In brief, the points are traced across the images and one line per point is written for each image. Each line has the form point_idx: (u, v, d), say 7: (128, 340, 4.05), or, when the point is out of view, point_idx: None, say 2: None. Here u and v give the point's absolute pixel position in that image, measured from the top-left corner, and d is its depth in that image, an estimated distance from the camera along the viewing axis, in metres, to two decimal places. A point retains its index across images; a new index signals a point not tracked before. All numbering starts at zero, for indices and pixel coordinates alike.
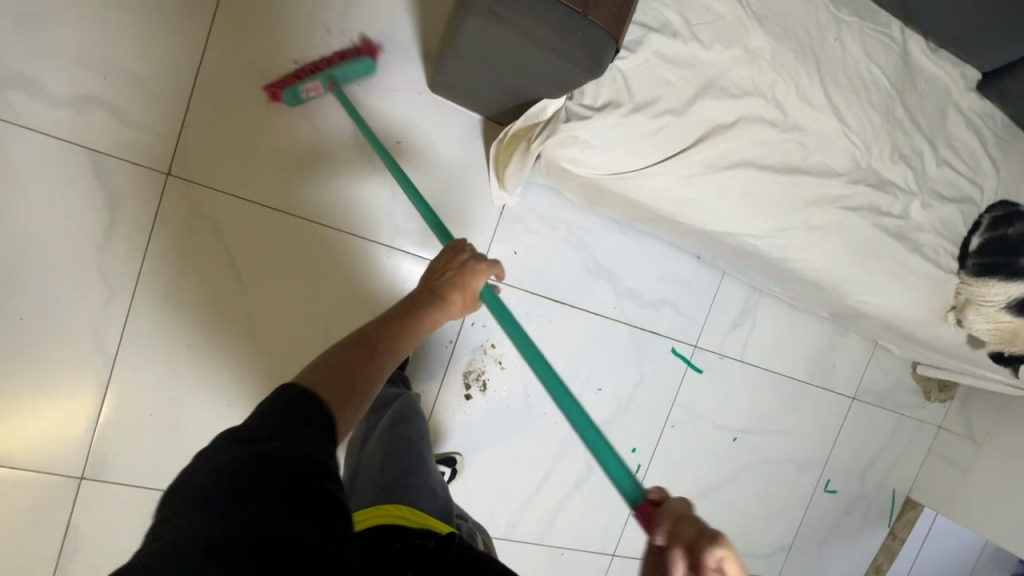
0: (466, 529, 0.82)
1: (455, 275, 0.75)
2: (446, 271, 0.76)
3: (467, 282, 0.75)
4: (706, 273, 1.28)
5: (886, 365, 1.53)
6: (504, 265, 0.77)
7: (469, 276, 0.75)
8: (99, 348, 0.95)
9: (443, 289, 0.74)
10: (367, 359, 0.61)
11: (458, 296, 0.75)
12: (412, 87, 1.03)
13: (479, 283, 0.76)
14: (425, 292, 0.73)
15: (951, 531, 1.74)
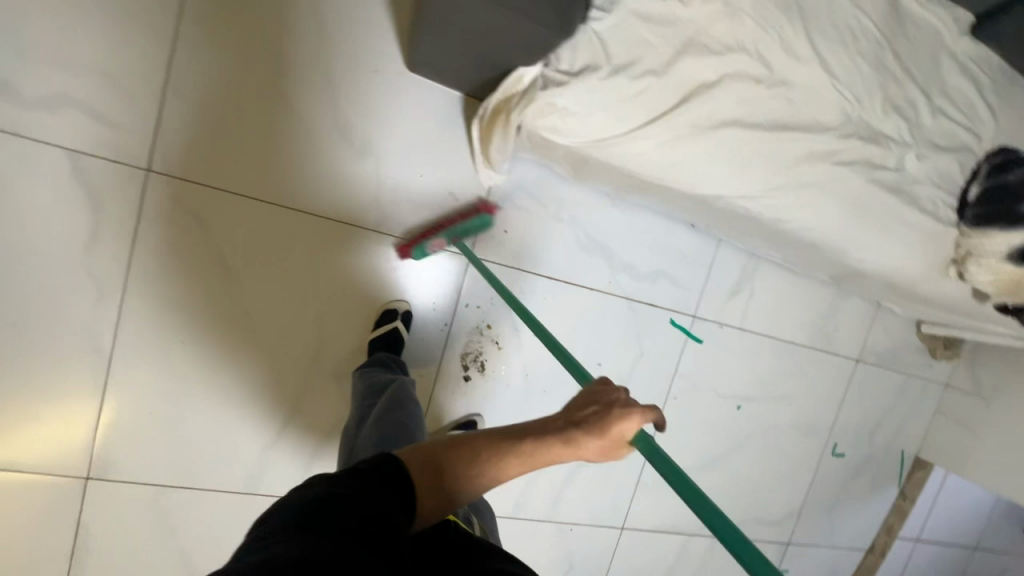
0: (466, 515, 0.82)
1: (602, 415, 0.60)
2: (597, 403, 0.62)
3: (620, 429, 0.59)
4: (702, 242, 1.26)
5: (890, 326, 1.51)
6: (666, 418, 0.60)
7: (619, 424, 0.59)
8: (93, 349, 0.95)
9: (585, 425, 0.60)
10: (472, 464, 0.59)
11: (603, 446, 0.60)
12: (388, 67, 1.00)
13: (633, 432, 0.60)
14: (565, 428, 0.60)
15: (961, 489, 1.74)
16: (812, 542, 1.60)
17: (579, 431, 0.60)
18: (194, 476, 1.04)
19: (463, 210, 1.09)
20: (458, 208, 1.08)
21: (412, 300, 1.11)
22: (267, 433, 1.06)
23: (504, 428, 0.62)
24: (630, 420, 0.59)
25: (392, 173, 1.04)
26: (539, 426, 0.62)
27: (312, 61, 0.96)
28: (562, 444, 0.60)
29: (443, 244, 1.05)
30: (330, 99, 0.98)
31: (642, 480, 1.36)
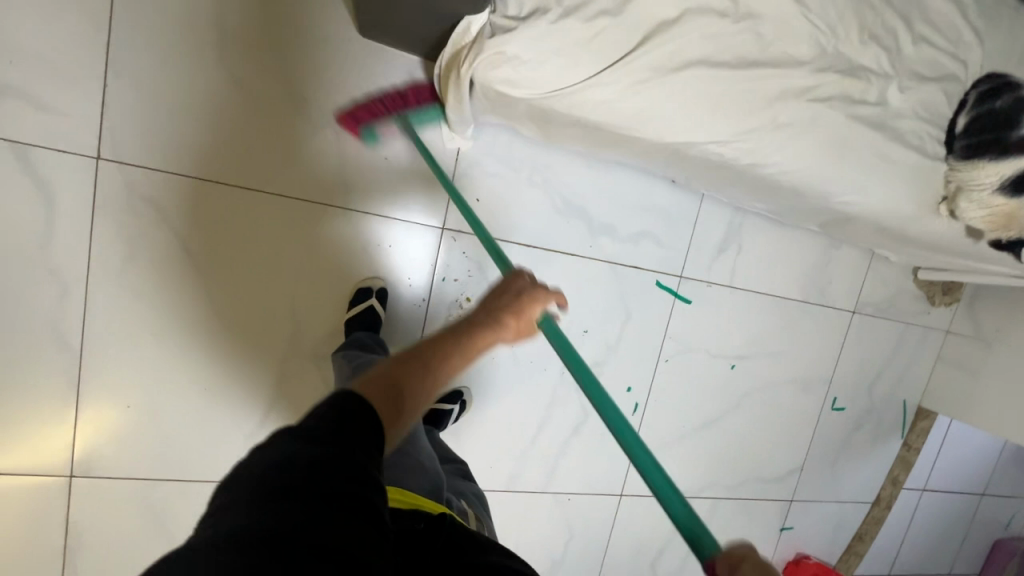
0: (458, 506, 0.80)
1: (517, 300, 0.68)
2: (509, 292, 0.69)
3: (531, 310, 0.68)
4: (684, 199, 1.22)
5: (886, 275, 1.47)
6: (567, 299, 0.72)
7: (530, 304, 0.68)
8: (63, 347, 0.93)
9: (506, 313, 0.66)
10: (424, 377, 0.57)
11: (521, 328, 0.68)
12: (340, 34, 0.96)
13: (541, 314, 0.69)
14: (488, 316, 0.66)
15: (966, 437, 1.71)
16: (816, 498, 1.59)
17: (502, 320, 0.66)
18: (179, 468, 1.03)
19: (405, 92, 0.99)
20: (402, 91, 0.98)
21: (387, 276, 1.08)
22: (251, 421, 1.05)
23: (439, 333, 0.63)
24: (541, 301, 0.69)
25: (355, 146, 1.00)
26: (466, 322, 0.65)
27: (259, 32, 0.92)
28: (494, 329, 0.65)
29: (395, 132, 1.01)
30: (282, 72, 0.94)
31: None
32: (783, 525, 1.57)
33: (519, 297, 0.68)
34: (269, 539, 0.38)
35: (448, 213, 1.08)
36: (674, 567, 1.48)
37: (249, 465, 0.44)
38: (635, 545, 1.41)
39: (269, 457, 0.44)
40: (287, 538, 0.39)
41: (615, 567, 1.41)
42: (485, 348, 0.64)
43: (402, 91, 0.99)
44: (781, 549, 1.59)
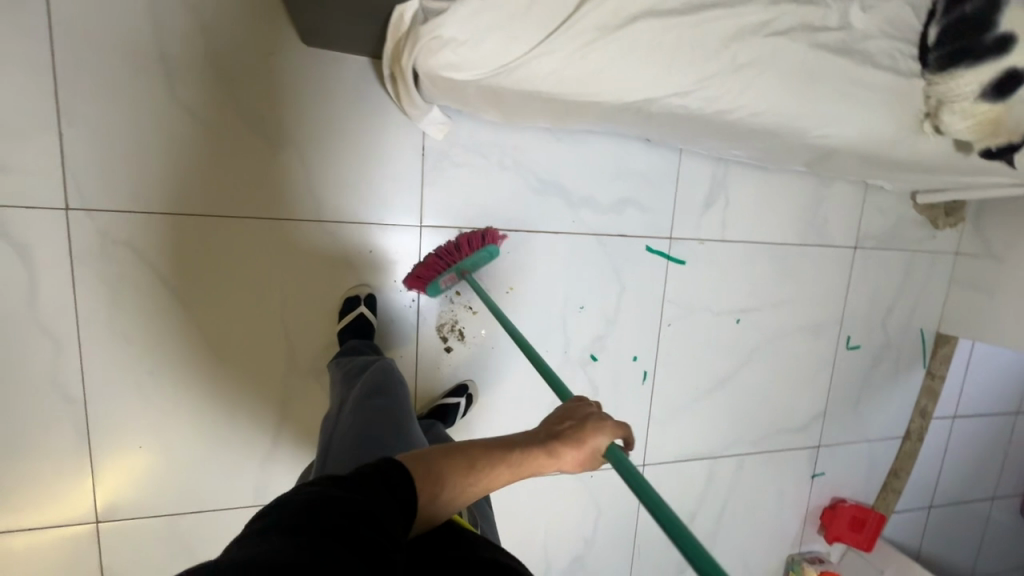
0: None
1: (578, 429, 0.67)
2: (574, 418, 0.70)
3: (593, 441, 0.66)
4: (662, 158, 1.19)
5: (883, 205, 1.43)
6: (633, 432, 0.69)
7: (592, 436, 0.66)
8: (67, 399, 0.94)
9: (564, 437, 0.67)
10: (463, 475, 0.63)
11: (581, 454, 0.66)
12: (283, 44, 0.93)
13: (605, 444, 0.67)
14: (546, 436, 0.67)
15: (992, 357, 1.67)
16: (844, 441, 1.56)
17: (559, 444, 0.66)
18: (200, 500, 1.04)
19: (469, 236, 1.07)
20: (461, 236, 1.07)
21: (373, 282, 1.07)
22: (261, 444, 1.06)
23: (495, 442, 0.67)
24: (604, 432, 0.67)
25: (318, 156, 0.98)
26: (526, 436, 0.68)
27: (201, 56, 0.89)
28: (548, 451, 0.66)
29: (454, 279, 1.05)
30: (231, 94, 0.92)
31: (653, 414, 1.33)
32: (814, 472, 1.55)
33: (581, 425, 0.68)
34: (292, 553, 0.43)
35: (424, 208, 1.06)
36: (708, 528, 1.47)
37: (289, 500, 0.51)
38: None
39: (311, 495, 0.52)
40: (307, 555, 0.44)
41: (648, 537, 1.40)
42: (539, 470, 0.66)
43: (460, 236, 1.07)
44: (815, 497, 1.57)
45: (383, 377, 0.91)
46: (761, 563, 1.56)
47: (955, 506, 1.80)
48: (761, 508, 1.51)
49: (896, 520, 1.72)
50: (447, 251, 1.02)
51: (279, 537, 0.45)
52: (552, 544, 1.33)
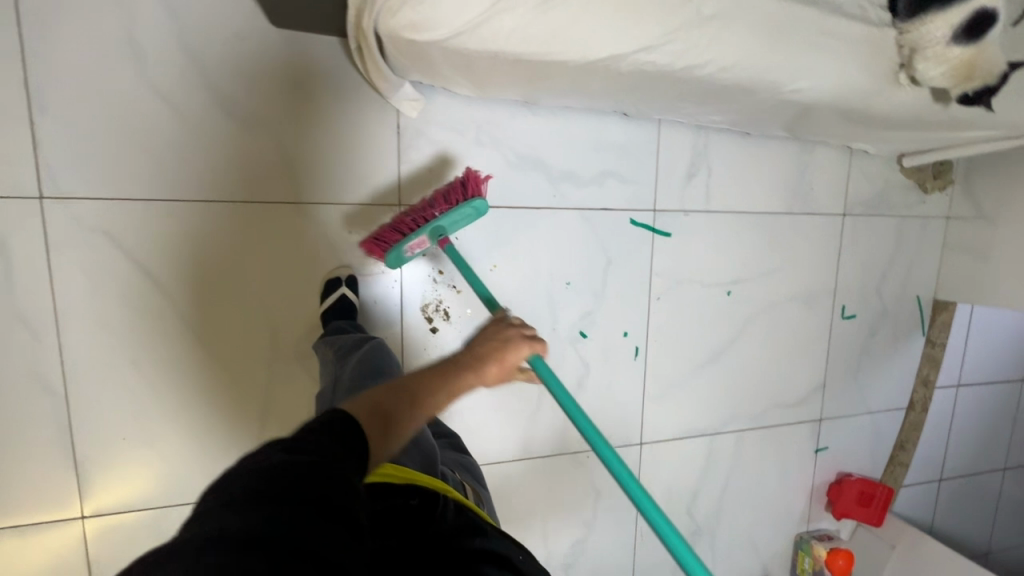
0: (453, 480, 0.84)
1: (500, 347, 0.81)
2: (494, 339, 0.82)
3: (514, 354, 0.81)
4: (641, 130, 1.19)
5: (870, 170, 1.41)
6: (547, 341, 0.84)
7: (512, 351, 0.81)
8: (48, 391, 0.93)
9: (489, 355, 0.79)
10: (410, 404, 0.67)
11: (503, 364, 0.80)
12: (253, 27, 0.93)
13: (523, 355, 0.82)
14: (471, 358, 0.78)
15: (993, 323, 1.64)
16: (845, 413, 1.54)
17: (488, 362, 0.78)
18: (187, 492, 1.03)
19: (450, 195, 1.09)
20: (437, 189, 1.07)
21: (355, 264, 1.06)
22: (248, 433, 1.05)
23: (428, 367, 0.74)
24: (522, 347, 0.82)
25: (293, 137, 0.98)
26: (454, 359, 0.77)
27: (170, 40, 0.90)
28: (479, 369, 0.77)
29: (423, 242, 1.01)
30: (202, 78, 0.92)
31: (648, 391, 1.31)
32: (817, 446, 1.52)
33: (501, 344, 0.81)
34: (247, 535, 0.42)
35: (403, 187, 1.05)
36: (712, 508, 1.44)
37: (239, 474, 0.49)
38: (666, 492, 1.38)
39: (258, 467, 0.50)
40: (264, 534, 0.43)
41: None
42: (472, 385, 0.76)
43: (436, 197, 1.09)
44: (820, 472, 1.54)
45: (378, 359, 0.93)
46: (769, 543, 1.52)
47: (966, 478, 1.76)
48: (765, 485, 1.48)
49: (905, 494, 1.68)
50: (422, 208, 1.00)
51: (233, 514, 0.44)
52: (553, 529, 1.30)
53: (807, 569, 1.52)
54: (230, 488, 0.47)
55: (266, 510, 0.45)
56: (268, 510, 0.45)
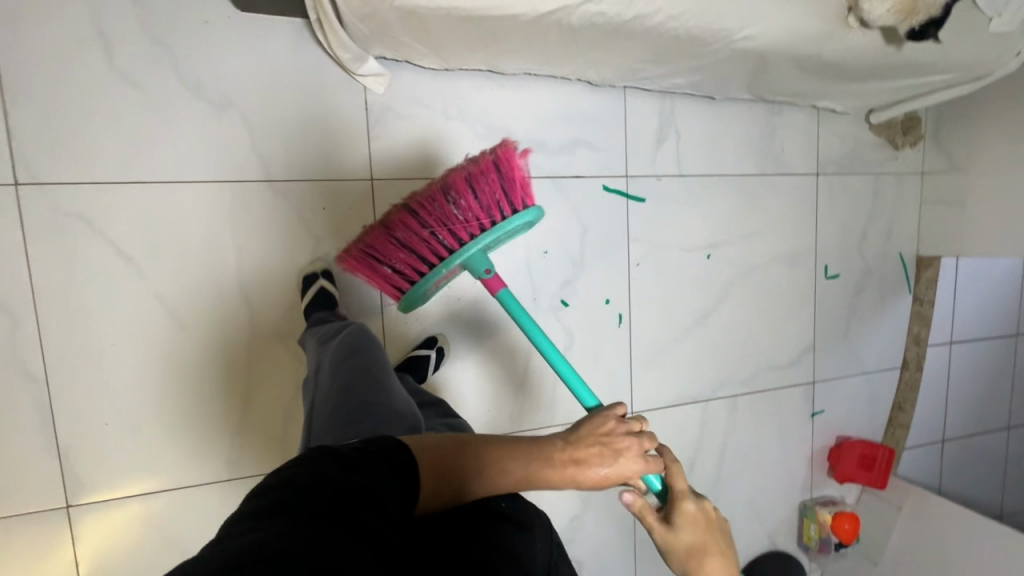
0: None
1: (607, 452, 0.71)
2: (606, 442, 0.72)
3: (620, 468, 0.71)
4: (607, 97, 1.21)
5: (839, 129, 1.43)
6: (675, 460, 0.75)
7: (615, 461, 0.71)
8: (30, 377, 0.94)
9: (601, 450, 0.71)
10: (479, 477, 0.64)
11: (614, 466, 0.71)
12: (219, 12, 0.96)
13: (629, 469, 0.72)
14: (570, 450, 0.70)
15: (980, 277, 1.64)
16: (838, 375, 1.53)
17: (584, 463, 0.70)
18: (172, 477, 1.03)
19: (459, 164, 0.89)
20: (447, 172, 0.87)
21: (330, 241, 1.07)
22: (231, 414, 1.05)
23: (520, 441, 0.70)
24: (640, 455, 0.73)
25: (262, 118, 1.00)
26: (564, 438, 0.72)
27: (138, 28, 0.93)
28: (571, 467, 0.69)
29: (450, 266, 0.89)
30: (171, 63, 0.95)
31: (635, 359, 1.31)
32: (813, 411, 1.51)
33: (607, 446, 0.72)
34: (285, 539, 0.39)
35: (374, 163, 1.07)
36: (709, 477, 1.42)
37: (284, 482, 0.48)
38: None
39: (306, 478, 0.48)
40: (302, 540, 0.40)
41: None
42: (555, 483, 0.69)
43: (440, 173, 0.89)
44: (819, 437, 1.53)
45: (359, 340, 0.92)
46: (772, 512, 1.50)
47: (970, 438, 1.74)
48: (762, 452, 1.47)
49: (908, 457, 1.66)
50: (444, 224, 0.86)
51: (272, 525, 0.41)
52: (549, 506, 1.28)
53: (814, 537, 1.50)
54: (264, 501, 0.45)
55: (299, 523, 0.42)
56: (312, 523, 0.42)
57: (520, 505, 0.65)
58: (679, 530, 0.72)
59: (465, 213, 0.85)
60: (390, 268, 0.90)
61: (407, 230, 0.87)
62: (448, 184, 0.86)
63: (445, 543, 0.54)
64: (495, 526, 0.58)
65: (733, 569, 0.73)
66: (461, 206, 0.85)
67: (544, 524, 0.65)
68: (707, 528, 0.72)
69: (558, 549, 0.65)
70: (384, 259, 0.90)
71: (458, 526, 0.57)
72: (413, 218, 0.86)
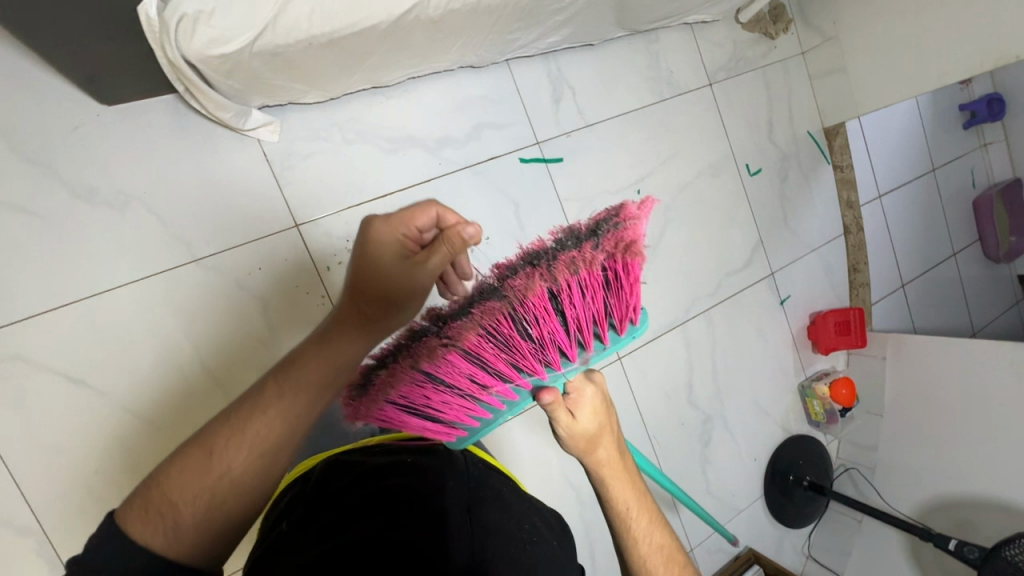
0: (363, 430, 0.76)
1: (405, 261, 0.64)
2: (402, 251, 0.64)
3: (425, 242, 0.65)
4: (494, 75, 1.24)
5: (716, 37, 1.51)
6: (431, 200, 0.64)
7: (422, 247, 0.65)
8: (24, 532, 0.91)
9: (386, 270, 0.63)
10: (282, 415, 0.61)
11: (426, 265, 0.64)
12: (88, 115, 0.94)
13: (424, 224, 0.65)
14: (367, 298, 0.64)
15: (884, 130, 1.75)
16: (792, 258, 1.61)
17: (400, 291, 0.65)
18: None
19: (540, 261, 0.67)
20: (528, 284, 0.66)
21: (279, 296, 1.06)
22: None
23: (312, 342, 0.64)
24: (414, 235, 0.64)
25: (169, 202, 0.99)
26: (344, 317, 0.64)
27: (12, 157, 0.91)
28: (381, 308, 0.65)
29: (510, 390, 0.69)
30: (58, 179, 0.93)
31: None
32: (781, 299, 1.58)
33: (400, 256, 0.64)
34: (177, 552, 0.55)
35: (295, 210, 1.07)
36: (710, 391, 1.48)
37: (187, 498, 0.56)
38: (663, 395, 1.40)
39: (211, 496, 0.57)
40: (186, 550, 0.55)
41: (659, 424, 1.40)
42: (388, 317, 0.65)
43: (510, 277, 0.67)
44: (794, 321, 1.61)
45: (333, 414, 0.91)
46: (776, 402, 1.58)
47: (925, 276, 1.86)
48: (748, 351, 1.54)
49: (878, 311, 1.76)
50: (511, 353, 0.67)
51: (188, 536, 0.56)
52: (575, 473, 1.30)
53: (820, 411, 1.60)
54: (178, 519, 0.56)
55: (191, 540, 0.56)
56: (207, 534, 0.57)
57: (429, 460, 0.62)
58: (578, 413, 0.70)
59: (547, 342, 0.67)
60: (429, 417, 0.71)
61: (457, 367, 0.68)
62: (532, 305, 0.66)
63: (339, 515, 0.53)
64: (376, 487, 0.56)
65: (643, 497, 0.75)
66: (551, 328, 0.66)
67: (457, 465, 0.62)
68: (603, 408, 0.72)
69: (477, 481, 0.60)
70: (420, 409, 0.71)
71: (349, 504, 0.55)
72: (468, 348, 0.67)
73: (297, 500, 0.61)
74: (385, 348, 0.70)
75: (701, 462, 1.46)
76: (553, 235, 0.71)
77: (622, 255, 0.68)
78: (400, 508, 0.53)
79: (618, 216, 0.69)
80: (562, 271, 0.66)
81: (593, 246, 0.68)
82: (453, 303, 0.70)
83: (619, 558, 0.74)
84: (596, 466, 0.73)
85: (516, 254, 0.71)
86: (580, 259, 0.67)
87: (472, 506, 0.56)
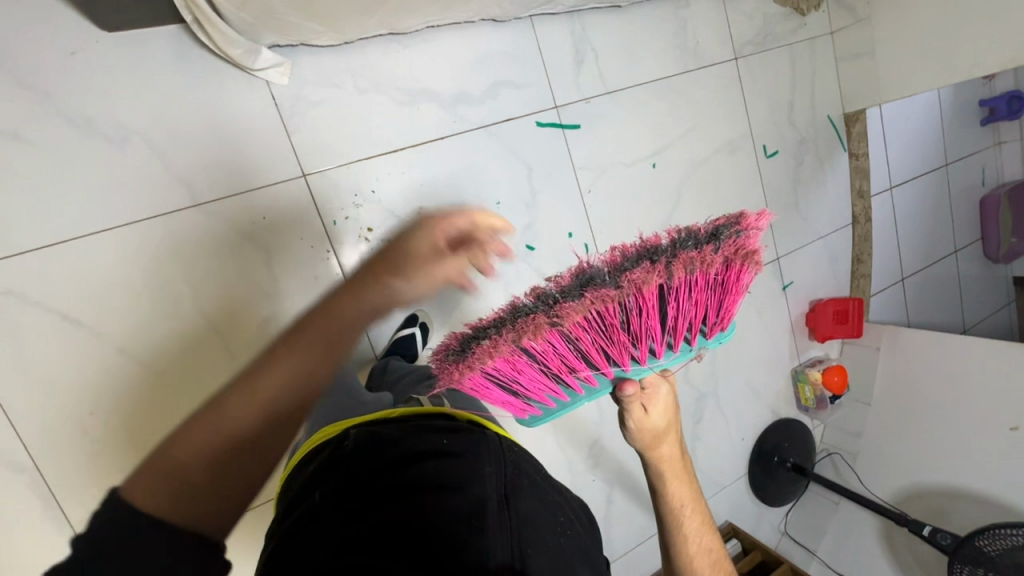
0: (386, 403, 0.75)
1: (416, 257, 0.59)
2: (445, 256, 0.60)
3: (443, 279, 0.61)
4: (516, 32, 1.18)
5: (745, 9, 1.45)
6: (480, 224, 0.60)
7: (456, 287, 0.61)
8: (17, 468, 0.90)
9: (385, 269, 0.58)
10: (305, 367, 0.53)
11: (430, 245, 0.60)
12: (88, 40, 0.88)
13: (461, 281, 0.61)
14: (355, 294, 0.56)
15: (903, 121, 1.73)
16: (798, 243, 1.60)
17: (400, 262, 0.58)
18: None
19: (658, 256, 0.64)
20: (645, 278, 0.62)
21: (283, 247, 1.03)
22: None
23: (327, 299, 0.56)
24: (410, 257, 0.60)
25: (172, 140, 0.94)
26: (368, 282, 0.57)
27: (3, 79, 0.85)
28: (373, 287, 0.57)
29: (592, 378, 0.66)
30: (53, 107, 0.88)
31: None
32: (784, 284, 1.58)
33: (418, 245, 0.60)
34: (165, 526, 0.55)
35: (303, 160, 1.03)
36: (706, 370, 1.49)
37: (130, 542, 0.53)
38: None
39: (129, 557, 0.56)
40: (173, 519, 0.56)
41: None
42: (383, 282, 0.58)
43: (628, 265, 0.65)
44: (794, 307, 1.62)
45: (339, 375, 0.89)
46: (768, 385, 1.61)
47: (925, 271, 1.87)
48: (747, 333, 1.54)
49: (876, 302, 1.77)
50: (595, 341, 0.64)
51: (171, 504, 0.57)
52: (568, 442, 1.31)
53: (811, 397, 1.63)
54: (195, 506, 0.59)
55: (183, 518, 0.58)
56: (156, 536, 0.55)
57: (463, 438, 0.58)
58: (651, 409, 0.68)
59: (645, 334, 0.63)
60: (508, 392, 0.68)
61: (548, 349, 0.64)
62: (643, 299, 0.63)
63: (370, 499, 0.50)
64: (412, 471, 0.52)
65: (700, 498, 0.75)
66: (654, 324, 0.63)
67: (493, 448, 0.58)
68: (674, 407, 0.71)
69: (514, 468, 0.57)
70: (500, 382, 0.68)
71: (378, 486, 0.51)
72: (561, 336, 0.63)
73: (327, 468, 0.58)
74: (487, 322, 0.70)
75: (690, 439, 1.48)
76: (670, 233, 0.67)
77: (739, 262, 0.64)
78: (436, 494, 0.50)
79: (738, 224, 0.65)
80: (679, 270, 0.63)
81: (713, 248, 0.64)
82: (561, 281, 0.66)
83: (661, 552, 0.74)
84: (657, 461, 0.72)
85: (629, 244, 0.68)
86: (699, 259, 0.63)
87: (508, 496, 0.53)
